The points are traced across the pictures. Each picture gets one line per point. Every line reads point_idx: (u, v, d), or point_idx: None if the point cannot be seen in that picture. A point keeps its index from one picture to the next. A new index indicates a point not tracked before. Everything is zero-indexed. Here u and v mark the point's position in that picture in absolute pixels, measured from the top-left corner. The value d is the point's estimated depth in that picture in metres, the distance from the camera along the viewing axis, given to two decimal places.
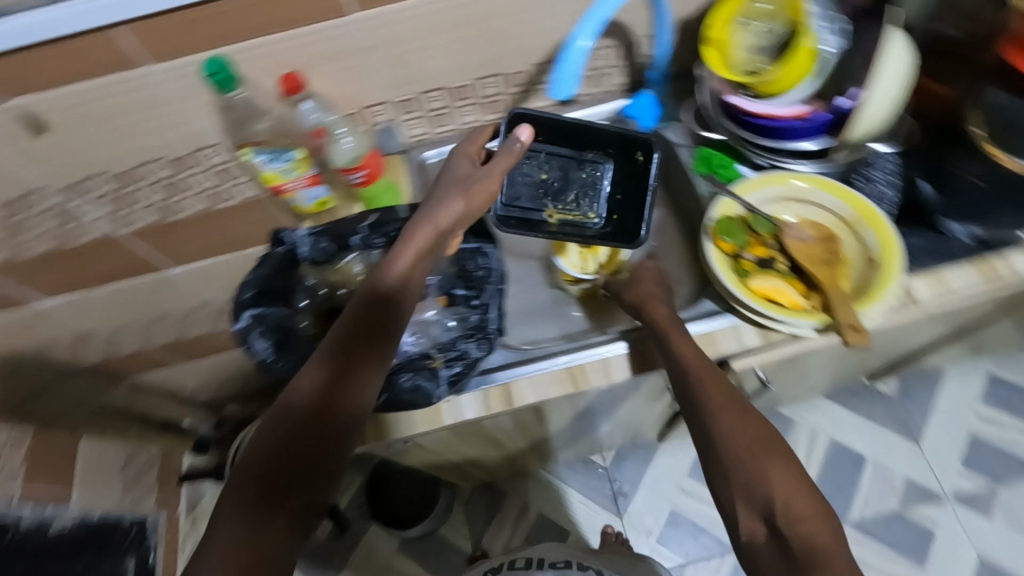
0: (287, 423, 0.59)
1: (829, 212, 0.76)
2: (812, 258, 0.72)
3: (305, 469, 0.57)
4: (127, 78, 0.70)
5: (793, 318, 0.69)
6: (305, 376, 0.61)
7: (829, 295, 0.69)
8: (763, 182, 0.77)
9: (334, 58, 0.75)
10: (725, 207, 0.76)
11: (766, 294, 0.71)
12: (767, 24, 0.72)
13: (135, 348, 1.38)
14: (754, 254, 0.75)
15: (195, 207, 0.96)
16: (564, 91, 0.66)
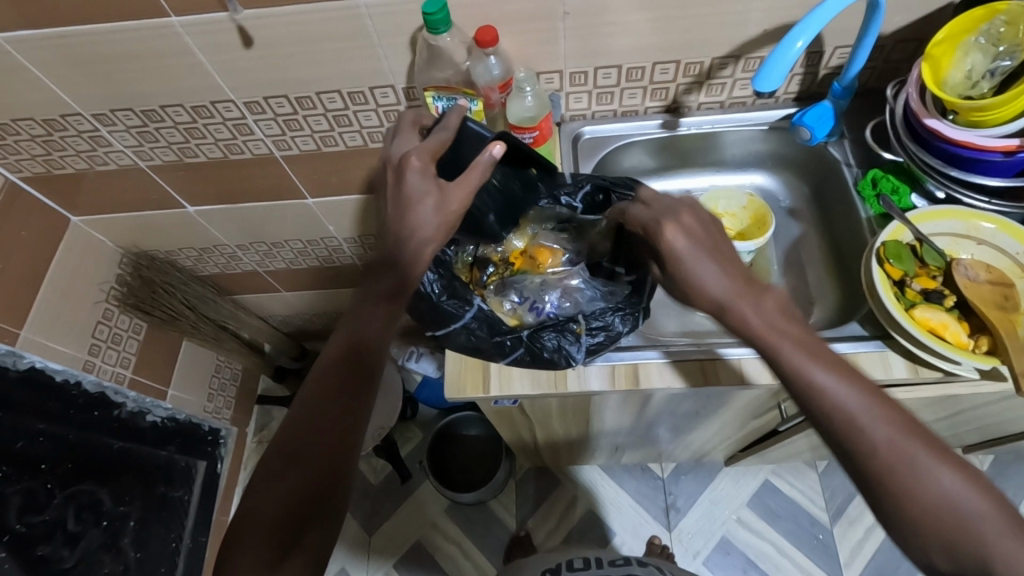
0: (290, 471, 0.61)
1: (1008, 257, 0.72)
2: (985, 300, 0.69)
3: (320, 493, 0.61)
4: (341, 6, 0.75)
5: (958, 354, 0.66)
6: (300, 416, 0.63)
7: (1004, 339, 0.65)
8: (938, 215, 0.74)
9: (531, 18, 0.77)
10: (894, 231, 0.74)
11: (931, 326, 0.68)
12: (1009, 51, 0.66)
13: (249, 268, 1.47)
14: (920, 284, 0.72)
15: (351, 143, 1.00)
16: (770, 85, 0.64)
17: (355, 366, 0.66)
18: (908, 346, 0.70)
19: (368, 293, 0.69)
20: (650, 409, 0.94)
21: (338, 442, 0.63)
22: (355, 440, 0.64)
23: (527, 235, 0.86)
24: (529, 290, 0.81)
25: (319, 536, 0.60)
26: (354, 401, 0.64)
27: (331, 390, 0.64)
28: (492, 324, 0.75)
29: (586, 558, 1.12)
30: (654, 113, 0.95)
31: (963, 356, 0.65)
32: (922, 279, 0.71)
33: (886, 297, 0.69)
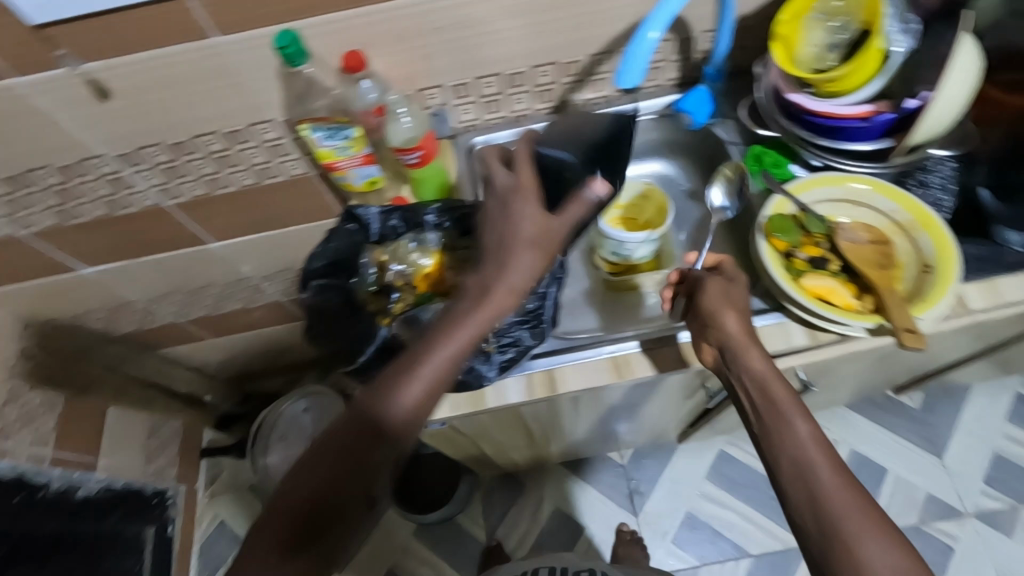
0: (328, 455, 0.55)
1: (883, 216, 0.76)
2: (865, 260, 0.72)
3: (327, 518, 0.54)
4: (196, 47, 0.72)
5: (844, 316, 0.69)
6: (325, 445, 0.56)
7: (883, 296, 0.68)
8: (816, 183, 0.78)
9: (399, 38, 0.76)
10: (777, 205, 0.76)
11: (819, 292, 0.71)
12: (842, 22, 0.70)
13: (168, 320, 1.40)
14: (806, 253, 0.74)
15: (242, 183, 0.97)
16: (630, 80, 0.66)
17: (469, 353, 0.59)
18: (801, 315, 0.73)
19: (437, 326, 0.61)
20: (582, 409, 0.94)
21: (378, 426, 0.56)
22: (409, 423, 0.57)
23: (439, 250, 0.79)
24: (433, 316, 0.72)
25: (320, 559, 0.53)
26: (378, 425, 0.56)
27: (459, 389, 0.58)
28: (402, 354, 0.73)
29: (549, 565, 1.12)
30: (544, 114, 0.95)
31: (848, 318, 0.69)
32: (808, 247, 0.75)
33: (775, 269, 0.72)
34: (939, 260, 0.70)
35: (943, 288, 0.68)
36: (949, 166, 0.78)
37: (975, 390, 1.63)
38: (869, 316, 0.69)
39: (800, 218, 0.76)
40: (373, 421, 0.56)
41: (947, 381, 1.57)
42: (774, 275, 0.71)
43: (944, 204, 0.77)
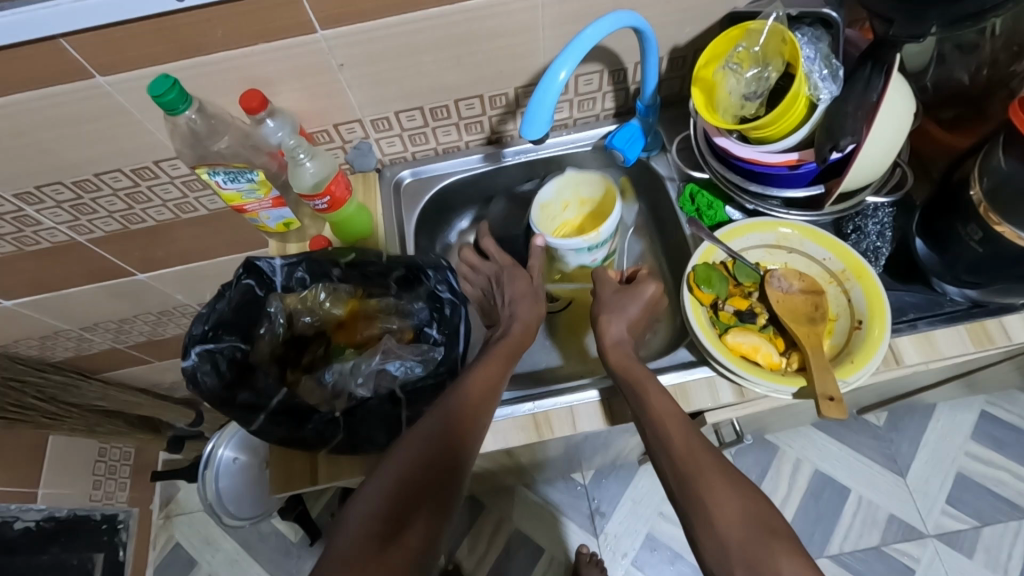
0: (417, 440, 0.58)
1: (818, 264, 0.72)
2: (795, 313, 0.69)
3: (422, 500, 0.54)
4: (78, 88, 0.67)
5: (766, 378, 0.65)
6: (420, 438, 0.58)
7: (809, 357, 0.65)
8: (747, 228, 0.74)
9: (302, 73, 0.71)
10: (706, 253, 0.73)
11: (743, 350, 0.67)
12: (759, 69, 0.65)
13: (106, 347, 1.35)
14: (733, 305, 0.71)
15: (159, 217, 0.92)
16: (537, 128, 0.60)
17: (502, 366, 0.67)
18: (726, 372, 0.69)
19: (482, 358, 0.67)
20: (516, 455, 0.90)
21: (456, 418, 0.60)
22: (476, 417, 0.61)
23: (353, 298, 0.77)
24: (340, 376, 0.72)
25: (420, 537, 0.52)
26: (454, 413, 0.60)
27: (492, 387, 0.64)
28: (298, 416, 0.66)
29: None
30: (476, 146, 0.91)
31: (769, 381, 0.65)
32: (735, 299, 0.71)
33: (698, 324, 0.68)
34: (871, 314, 0.67)
35: (874, 345, 0.65)
36: (885, 210, 0.72)
37: (942, 407, 1.57)
38: (792, 378, 0.66)
39: (730, 266, 0.72)
40: (451, 414, 0.60)
41: (914, 401, 1.49)
42: (698, 330, 0.68)
43: (882, 251, 0.72)
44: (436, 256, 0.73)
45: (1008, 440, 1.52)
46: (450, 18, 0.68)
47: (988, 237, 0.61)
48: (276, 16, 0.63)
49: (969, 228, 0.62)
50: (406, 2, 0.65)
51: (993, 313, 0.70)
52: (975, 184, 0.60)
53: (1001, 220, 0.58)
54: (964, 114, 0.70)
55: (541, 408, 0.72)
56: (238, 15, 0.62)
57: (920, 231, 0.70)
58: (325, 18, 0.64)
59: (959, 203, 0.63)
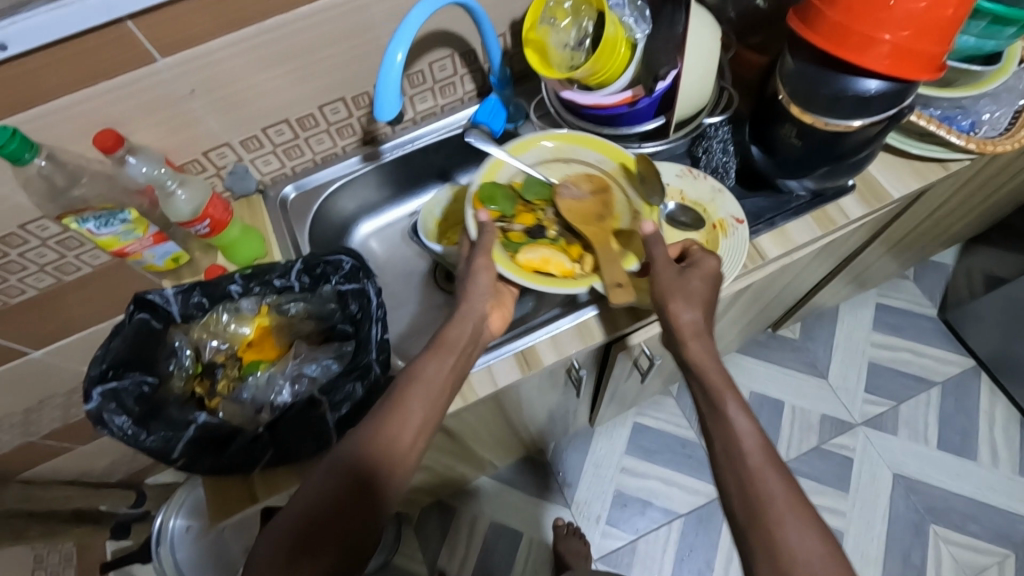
0: (338, 472, 0.58)
1: (593, 168, 0.78)
2: (584, 217, 0.75)
3: (326, 537, 0.55)
4: None
5: (554, 283, 0.70)
6: (330, 467, 0.58)
7: (597, 254, 0.72)
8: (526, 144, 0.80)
9: (154, 107, 0.71)
10: (488, 175, 0.78)
11: (535, 265, 0.72)
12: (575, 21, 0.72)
13: (17, 443, 1.26)
14: (523, 223, 0.77)
15: (40, 284, 0.88)
16: (392, 110, 0.65)
17: (448, 374, 0.66)
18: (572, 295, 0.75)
19: (426, 354, 0.66)
20: (456, 435, 0.92)
21: (376, 443, 0.59)
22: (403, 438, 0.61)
23: (260, 314, 0.76)
24: (258, 390, 0.73)
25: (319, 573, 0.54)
26: (377, 443, 0.59)
27: (428, 404, 0.63)
28: (218, 439, 0.66)
29: None
30: (353, 149, 0.93)
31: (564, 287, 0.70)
32: (523, 218, 0.77)
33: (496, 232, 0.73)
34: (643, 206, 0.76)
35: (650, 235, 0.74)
36: (724, 128, 0.81)
37: (843, 309, 1.73)
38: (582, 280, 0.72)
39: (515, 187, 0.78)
40: (373, 441, 0.59)
41: (817, 308, 1.64)
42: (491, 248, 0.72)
43: (730, 166, 0.81)
44: (333, 254, 0.74)
45: (901, 323, 1.70)
46: (291, 28, 0.71)
47: (800, 129, 0.69)
48: (110, 52, 0.63)
49: (785, 128, 0.71)
50: (242, 19, 0.68)
51: (831, 199, 0.81)
52: (779, 87, 0.69)
53: (805, 111, 0.67)
54: (767, 34, 0.80)
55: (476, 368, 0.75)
56: (65, 58, 0.61)
57: (753, 138, 0.78)
58: (164, 45, 0.66)
59: (776, 107, 0.71)
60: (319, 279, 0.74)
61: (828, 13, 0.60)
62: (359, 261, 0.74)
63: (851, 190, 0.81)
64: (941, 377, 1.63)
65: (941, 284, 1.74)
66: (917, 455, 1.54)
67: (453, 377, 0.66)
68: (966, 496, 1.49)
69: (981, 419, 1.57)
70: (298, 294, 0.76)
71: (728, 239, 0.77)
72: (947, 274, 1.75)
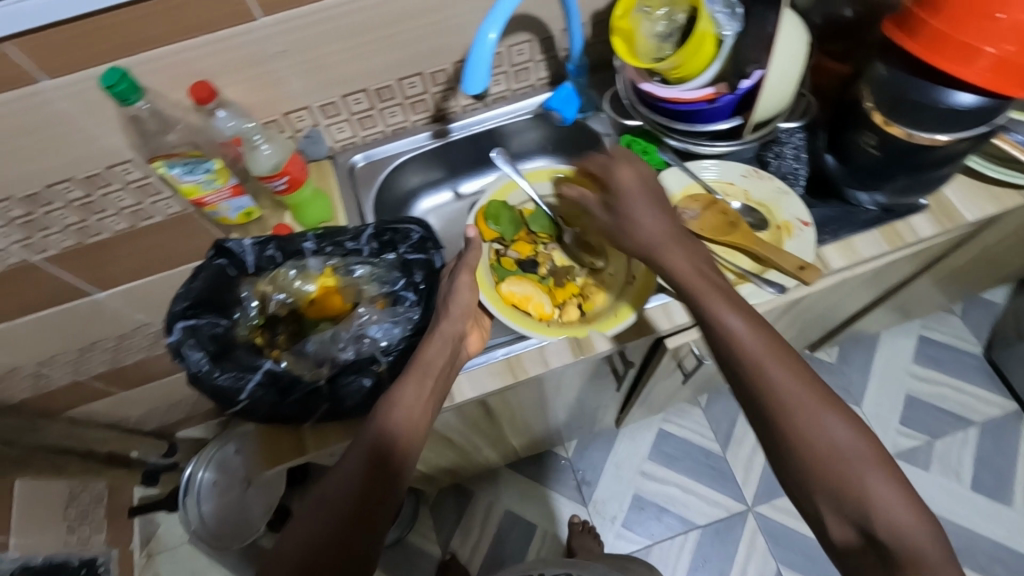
0: (344, 485, 0.58)
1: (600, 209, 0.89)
2: (718, 226, 0.78)
3: (339, 547, 0.55)
4: (19, 96, 0.66)
5: (524, 324, 0.77)
6: (337, 482, 0.58)
7: (755, 249, 0.75)
8: (541, 175, 0.93)
9: (246, 63, 0.74)
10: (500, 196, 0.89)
11: (515, 299, 0.80)
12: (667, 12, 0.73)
13: (68, 381, 1.31)
14: (517, 252, 0.87)
15: (115, 227, 0.92)
16: (477, 86, 0.66)
17: (436, 386, 0.67)
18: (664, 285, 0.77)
19: (404, 379, 0.66)
20: (496, 413, 0.95)
21: (378, 452, 0.61)
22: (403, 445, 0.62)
23: (325, 274, 0.78)
24: (321, 346, 0.74)
25: None
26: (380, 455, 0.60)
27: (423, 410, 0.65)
28: (280, 387, 0.68)
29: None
30: (423, 125, 0.95)
31: (535, 330, 0.77)
32: (519, 246, 0.88)
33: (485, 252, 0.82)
34: (639, 274, 0.80)
35: (629, 305, 0.78)
36: (799, 135, 0.82)
37: (882, 338, 1.70)
38: (553, 328, 0.78)
39: (523, 215, 0.90)
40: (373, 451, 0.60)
41: (856, 333, 1.62)
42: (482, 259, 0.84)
43: (800, 173, 0.82)
44: (403, 223, 0.77)
45: (942, 358, 1.66)
46: None
47: (881, 139, 0.69)
48: (215, 5, 0.66)
49: (864, 137, 0.71)
50: None
51: (902, 216, 0.80)
52: (867, 95, 0.68)
53: (891, 120, 0.66)
54: (850, 45, 0.79)
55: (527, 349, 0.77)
56: (173, 8, 0.64)
57: (827, 146, 0.77)
58: (265, 5, 0.68)
59: (858, 114, 0.71)
60: (388, 245, 0.77)
61: (930, 21, 0.60)
62: (430, 234, 0.78)
63: (923, 209, 0.80)
64: (979, 416, 1.58)
65: (988, 322, 1.69)
66: (948, 491, 1.51)
67: (433, 401, 0.66)
68: (996, 539, 1.45)
69: (1020, 463, 1.52)
70: (365, 257, 0.78)
71: (793, 239, 0.77)
72: (996, 313, 1.70)
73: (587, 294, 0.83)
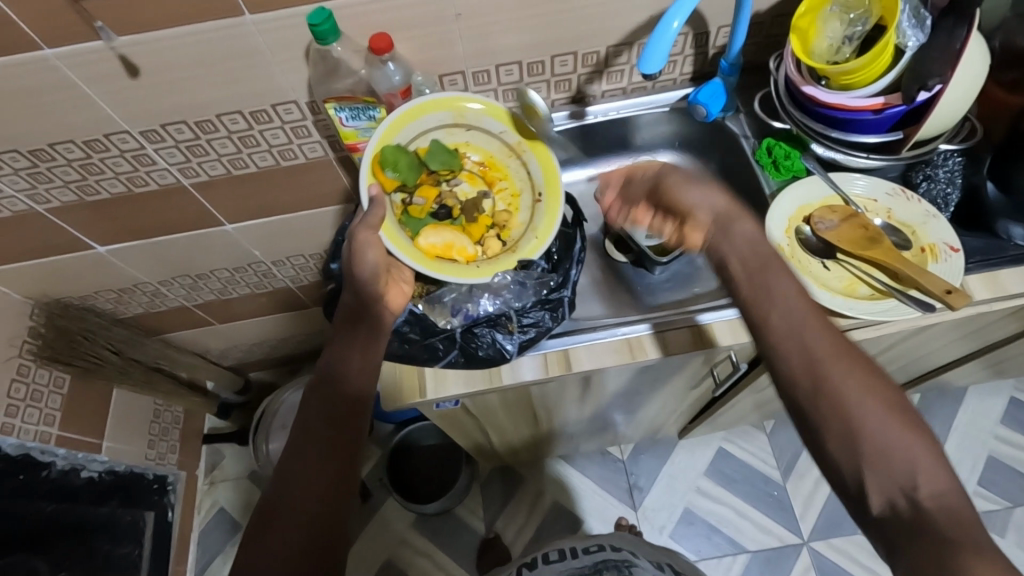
0: (310, 437, 0.64)
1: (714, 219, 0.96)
2: (856, 240, 0.77)
3: (320, 484, 0.62)
4: (225, 25, 0.73)
5: (457, 272, 0.78)
6: (303, 436, 0.65)
7: (898, 267, 0.73)
8: (403, 121, 0.80)
9: (421, 21, 0.77)
10: (386, 140, 0.79)
11: (437, 250, 0.80)
12: (858, 17, 0.74)
13: (176, 304, 1.40)
14: (422, 196, 0.83)
15: (262, 162, 0.98)
16: (652, 66, 0.67)
17: (372, 334, 0.71)
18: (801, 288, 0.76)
19: (343, 344, 0.70)
20: (592, 393, 0.97)
21: (332, 403, 0.66)
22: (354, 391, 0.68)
23: None
24: (458, 296, 0.82)
25: (313, 513, 0.60)
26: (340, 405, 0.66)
27: (360, 355, 0.70)
28: (424, 327, 0.79)
29: (560, 548, 1.01)
30: (561, 105, 0.97)
31: (464, 274, 0.79)
32: (424, 191, 0.83)
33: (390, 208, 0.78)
34: (546, 185, 0.84)
35: (549, 229, 0.82)
36: (956, 159, 0.80)
37: (970, 393, 1.61)
38: (484, 267, 0.81)
39: (419, 157, 0.82)
40: (327, 404, 0.66)
41: (942, 385, 1.54)
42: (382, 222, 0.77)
43: (950, 199, 0.80)
44: None
45: None
46: None
47: None
48: None
49: None
50: None
51: None
52: None
53: None
54: None
55: (648, 332, 0.79)
56: None
57: (990, 175, 0.78)
58: None
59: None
60: None
61: None
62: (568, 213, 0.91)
63: None
64: None
65: None
66: None
67: (367, 352, 0.70)
68: None
69: None
70: None
71: (938, 264, 0.75)
72: None
73: (502, 221, 0.84)
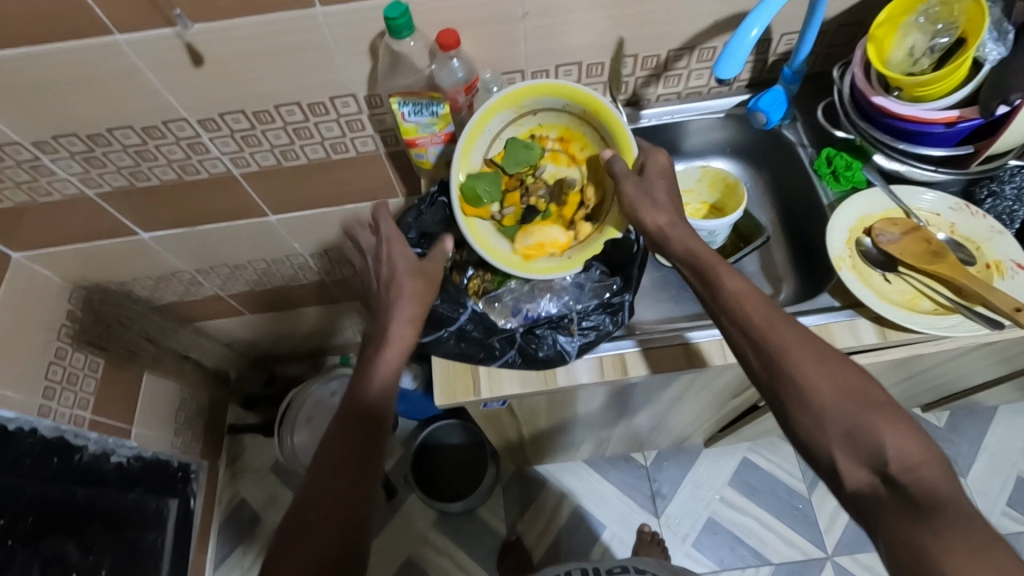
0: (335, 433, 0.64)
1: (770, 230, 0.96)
2: (920, 254, 0.76)
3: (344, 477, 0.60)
4: (296, 16, 0.74)
5: (549, 269, 0.81)
6: (329, 430, 0.64)
7: (964, 282, 0.72)
8: (472, 136, 0.82)
9: (488, 18, 0.77)
10: (462, 166, 0.82)
11: (533, 251, 0.83)
12: (943, 27, 0.73)
13: (210, 293, 1.40)
14: (509, 204, 0.85)
15: (313, 155, 0.98)
16: (728, 72, 0.67)
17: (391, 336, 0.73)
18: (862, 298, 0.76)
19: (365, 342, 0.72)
20: (637, 399, 0.96)
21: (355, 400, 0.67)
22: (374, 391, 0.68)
23: None
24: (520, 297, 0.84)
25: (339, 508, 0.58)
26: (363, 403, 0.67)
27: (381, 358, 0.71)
28: (488, 326, 0.80)
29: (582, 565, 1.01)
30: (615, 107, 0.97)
31: (561, 268, 0.82)
32: (510, 197, 0.85)
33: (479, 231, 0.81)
34: (620, 143, 0.80)
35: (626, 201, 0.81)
36: None
37: (1001, 412, 1.58)
38: (576, 256, 0.83)
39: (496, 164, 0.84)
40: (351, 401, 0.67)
41: (973, 403, 1.51)
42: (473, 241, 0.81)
43: (1016, 215, 0.79)
44: None
45: None
46: None
47: None
48: None
49: None
50: None
51: None
52: None
53: None
54: None
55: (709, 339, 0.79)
56: None
57: None
58: None
59: None
60: None
61: None
62: None
63: None
64: None
65: None
66: None
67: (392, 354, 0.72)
68: None
69: None
70: None
71: (1005, 280, 0.74)
72: None
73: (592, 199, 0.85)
